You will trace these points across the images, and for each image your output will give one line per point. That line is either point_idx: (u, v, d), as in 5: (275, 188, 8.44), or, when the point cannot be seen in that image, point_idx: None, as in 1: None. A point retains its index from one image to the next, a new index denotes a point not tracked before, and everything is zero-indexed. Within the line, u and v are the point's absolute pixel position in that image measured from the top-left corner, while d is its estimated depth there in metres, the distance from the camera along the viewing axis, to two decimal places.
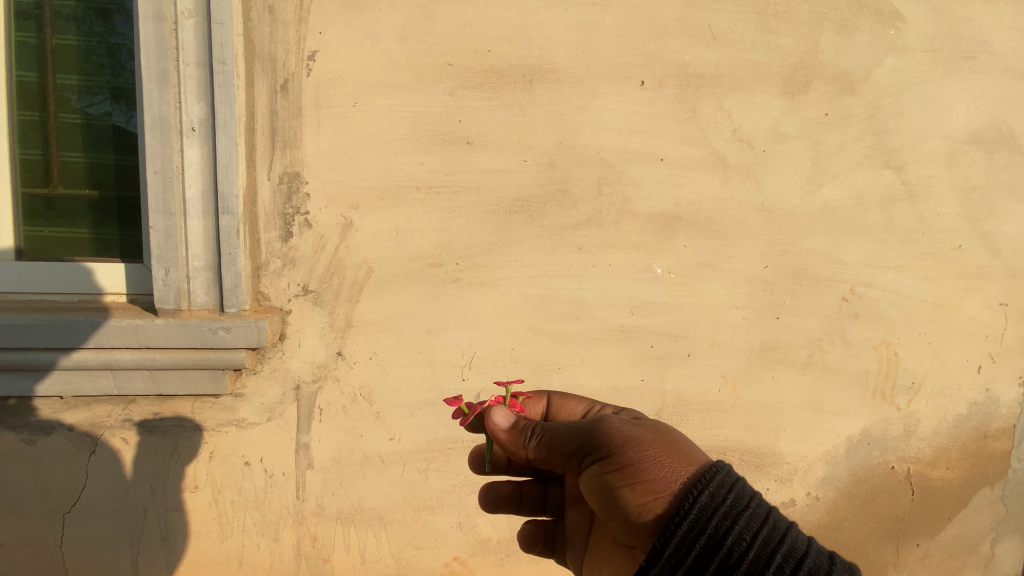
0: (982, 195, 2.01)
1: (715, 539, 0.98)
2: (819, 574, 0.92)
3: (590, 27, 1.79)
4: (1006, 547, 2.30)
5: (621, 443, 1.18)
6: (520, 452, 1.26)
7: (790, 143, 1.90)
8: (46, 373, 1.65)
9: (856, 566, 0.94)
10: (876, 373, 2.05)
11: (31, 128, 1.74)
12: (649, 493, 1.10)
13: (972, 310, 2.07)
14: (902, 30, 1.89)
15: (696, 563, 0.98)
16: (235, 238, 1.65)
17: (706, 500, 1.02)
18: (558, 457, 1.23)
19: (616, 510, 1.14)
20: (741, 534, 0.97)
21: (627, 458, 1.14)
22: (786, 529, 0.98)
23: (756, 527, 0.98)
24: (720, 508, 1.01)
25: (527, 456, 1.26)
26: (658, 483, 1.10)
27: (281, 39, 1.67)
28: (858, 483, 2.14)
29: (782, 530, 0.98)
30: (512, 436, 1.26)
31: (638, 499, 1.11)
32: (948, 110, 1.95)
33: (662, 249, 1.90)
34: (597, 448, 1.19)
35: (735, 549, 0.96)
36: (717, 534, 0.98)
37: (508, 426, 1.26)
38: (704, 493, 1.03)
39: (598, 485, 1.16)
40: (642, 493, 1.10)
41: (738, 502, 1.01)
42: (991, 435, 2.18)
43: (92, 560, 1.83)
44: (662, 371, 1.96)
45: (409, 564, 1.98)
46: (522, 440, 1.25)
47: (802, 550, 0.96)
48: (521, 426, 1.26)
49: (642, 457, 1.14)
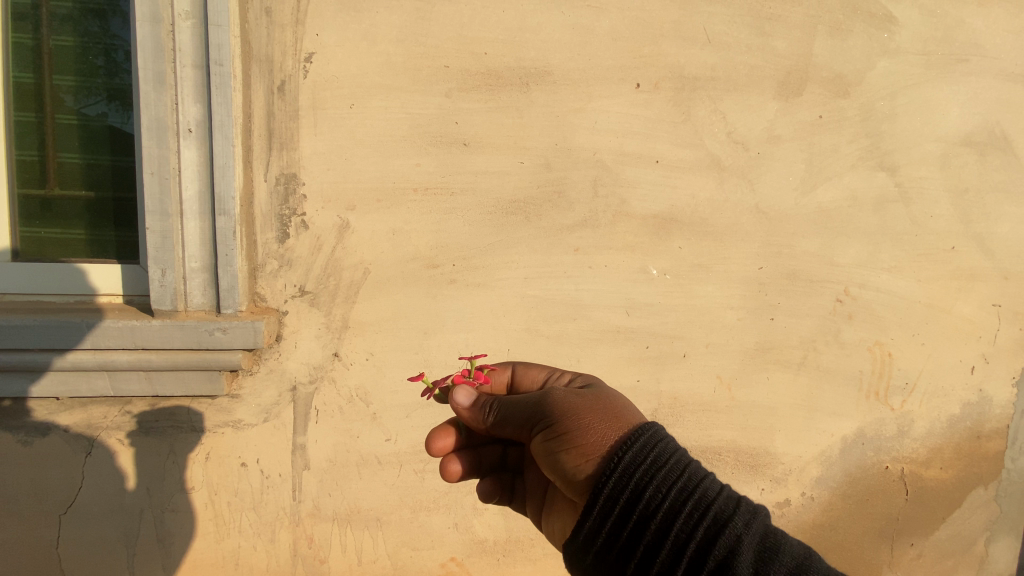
0: (975, 197, 2.03)
1: (635, 493, 0.99)
2: (726, 518, 0.93)
3: (586, 30, 1.80)
4: (1000, 546, 2.32)
5: (562, 410, 1.17)
6: (481, 425, 1.25)
7: (784, 145, 1.92)
8: (42, 374, 1.65)
9: (761, 508, 0.95)
10: (870, 373, 2.07)
11: (27, 129, 1.74)
12: (584, 455, 1.10)
13: (966, 310, 2.08)
14: (895, 33, 1.91)
15: (618, 517, 0.99)
16: (231, 239, 1.65)
17: (628, 458, 1.03)
18: (514, 428, 1.22)
19: (560, 473, 1.15)
20: (658, 487, 0.98)
21: (565, 423, 1.14)
22: (700, 479, 0.98)
23: (672, 479, 0.98)
24: (640, 463, 1.02)
25: (486, 429, 1.25)
26: (591, 444, 1.10)
27: (278, 41, 1.68)
28: (853, 483, 2.15)
29: (696, 481, 0.98)
30: (474, 411, 1.24)
31: (574, 460, 1.11)
32: (941, 113, 1.97)
33: (657, 250, 1.92)
34: (541, 415, 1.18)
35: (652, 502, 0.97)
36: (637, 488, 0.99)
37: (471, 402, 1.25)
38: (627, 451, 1.04)
39: (542, 451, 1.17)
40: (577, 454, 1.11)
41: (657, 457, 1.02)
42: (985, 435, 2.20)
43: (88, 561, 1.83)
44: (658, 372, 1.97)
45: (406, 565, 1.98)
46: (481, 414, 1.24)
47: (712, 497, 0.96)
48: (482, 402, 1.24)
49: (580, 421, 1.14)
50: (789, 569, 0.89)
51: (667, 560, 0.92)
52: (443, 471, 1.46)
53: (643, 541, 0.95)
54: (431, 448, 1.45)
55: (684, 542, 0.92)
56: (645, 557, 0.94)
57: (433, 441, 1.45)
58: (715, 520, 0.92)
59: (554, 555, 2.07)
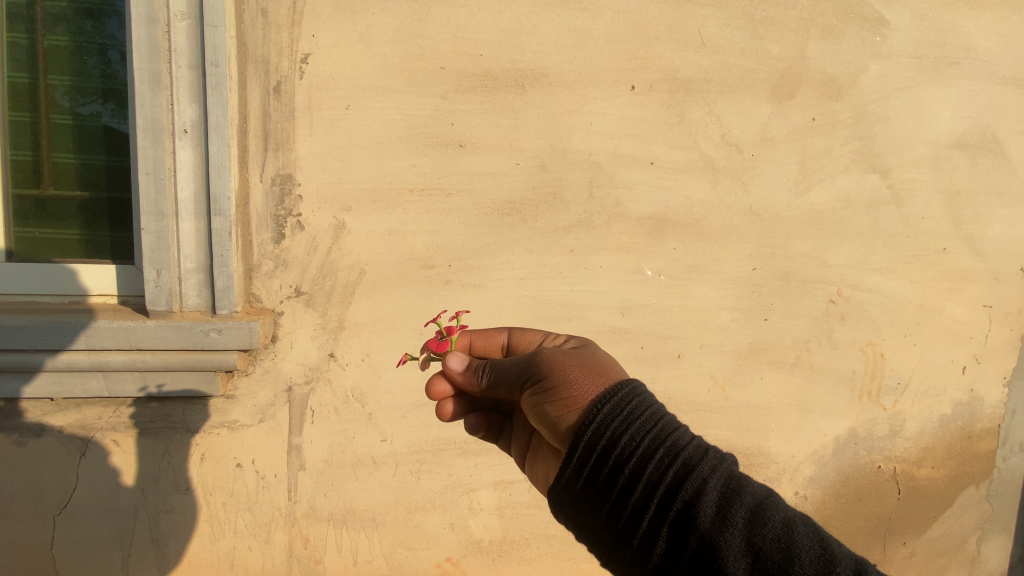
0: (966, 199, 2.05)
1: (610, 440, 1.00)
2: (694, 463, 0.93)
3: (582, 32, 1.81)
4: (991, 545, 2.34)
5: (550, 367, 1.18)
6: (475, 388, 1.29)
7: (777, 148, 1.93)
8: (36, 375, 1.65)
9: (728, 456, 0.95)
10: (862, 374, 2.08)
11: (22, 129, 1.73)
12: (567, 407, 1.11)
13: (957, 311, 2.11)
14: (887, 37, 1.93)
15: (595, 464, 1.00)
16: (226, 240, 1.65)
17: (605, 411, 1.04)
18: (507, 387, 1.25)
19: (546, 425, 1.16)
20: (632, 435, 0.99)
21: (552, 378, 1.15)
22: (672, 428, 0.99)
23: (646, 427, 0.99)
24: (617, 414, 1.02)
25: (481, 391, 1.29)
26: (574, 397, 1.11)
27: (274, 42, 1.68)
28: (845, 482, 2.16)
29: (669, 429, 0.99)
30: (468, 376, 1.30)
31: (557, 411, 1.12)
32: (933, 116, 1.99)
33: (652, 251, 1.93)
34: (530, 373, 1.20)
35: (626, 448, 0.98)
36: (613, 436, 1.00)
37: (465, 367, 1.30)
38: (606, 403, 1.04)
39: (530, 405, 1.19)
40: (561, 406, 1.12)
41: (633, 408, 1.03)
42: (976, 434, 2.22)
43: (82, 563, 1.82)
44: (653, 372, 1.98)
45: (401, 565, 1.99)
46: (475, 377, 1.29)
47: (684, 444, 0.97)
48: (476, 366, 1.29)
49: (565, 377, 1.15)
50: (750, 509, 0.89)
51: (639, 502, 0.94)
52: (438, 412, 1.48)
53: (617, 485, 0.96)
54: (429, 392, 1.45)
55: (655, 484, 0.93)
56: (619, 500, 0.96)
57: (432, 384, 1.45)
58: (685, 464, 0.93)
59: (550, 555, 2.08)
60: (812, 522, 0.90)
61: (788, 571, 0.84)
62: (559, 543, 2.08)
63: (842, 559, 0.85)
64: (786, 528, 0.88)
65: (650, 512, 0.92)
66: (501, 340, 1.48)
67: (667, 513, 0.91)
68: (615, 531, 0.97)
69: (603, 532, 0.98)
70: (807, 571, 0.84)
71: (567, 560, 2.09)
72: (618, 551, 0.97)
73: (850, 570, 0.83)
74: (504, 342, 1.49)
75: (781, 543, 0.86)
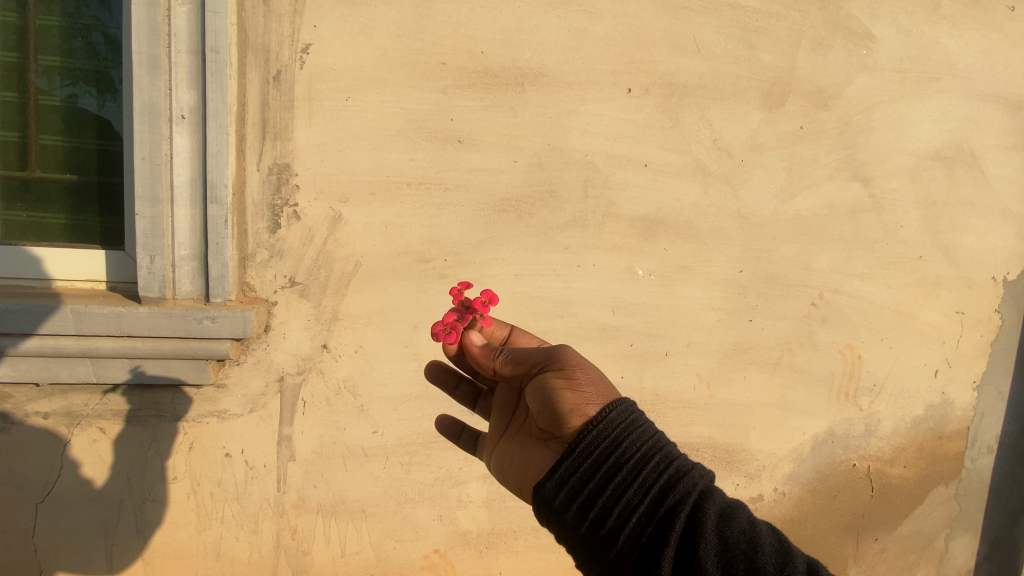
0: (943, 210, 2.13)
1: (613, 442, 1.06)
2: (684, 471, 1.00)
3: (581, 34, 1.84)
4: (959, 542, 2.44)
5: (573, 362, 1.24)
6: (487, 365, 1.30)
7: (766, 154, 1.99)
8: (22, 360, 1.62)
9: (711, 473, 1.03)
10: (841, 374, 2.16)
11: (9, 110, 1.70)
12: (583, 401, 1.16)
13: (932, 316, 2.19)
14: (873, 50, 2.00)
15: (595, 462, 1.05)
16: (223, 229, 1.64)
17: (614, 414, 1.09)
18: (521, 373, 1.28)
19: (549, 413, 1.18)
20: (635, 438, 1.05)
21: (572, 372, 1.21)
22: (667, 444, 1.06)
23: (646, 432, 1.07)
24: (622, 420, 1.08)
25: (493, 369, 1.30)
26: (586, 394, 1.16)
27: (275, 30, 1.68)
28: (822, 479, 2.24)
29: (663, 443, 1.06)
30: (484, 351, 1.30)
31: (571, 402, 1.16)
32: (914, 128, 2.07)
33: (643, 251, 1.97)
34: (551, 362, 1.25)
35: (627, 450, 1.04)
36: (616, 438, 1.06)
37: (483, 344, 1.31)
38: (617, 406, 1.10)
39: (539, 390, 1.21)
40: (577, 398, 1.16)
41: (636, 416, 1.10)
42: (946, 435, 2.31)
43: (62, 552, 1.79)
44: (641, 369, 2.02)
45: (389, 558, 1.99)
46: (491, 355, 1.30)
47: (676, 456, 1.04)
48: (495, 344, 1.31)
49: (585, 375, 1.21)
50: (724, 510, 0.97)
51: (632, 499, 0.99)
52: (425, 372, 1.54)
53: (614, 481, 1.01)
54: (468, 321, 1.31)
55: (650, 483, 0.99)
56: (612, 498, 1.00)
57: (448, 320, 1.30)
58: (678, 469, 1.01)
59: (536, 548, 2.10)
60: (772, 529, 0.99)
61: (753, 561, 0.91)
62: (545, 537, 2.10)
63: (797, 555, 0.94)
64: (751, 526, 0.96)
65: (641, 510, 0.97)
66: (505, 333, 1.46)
67: (658, 510, 0.97)
68: (601, 532, 0.99)
69: (587, 529, 1.01)
70: (768, 563, 0.91)
71: (553, 555, 2.11)
72: (600, 550, 0.99)
73: (802, 565, 0.91)
74: (503, 337, 1.46)
75: (745, 536, 0.94)
